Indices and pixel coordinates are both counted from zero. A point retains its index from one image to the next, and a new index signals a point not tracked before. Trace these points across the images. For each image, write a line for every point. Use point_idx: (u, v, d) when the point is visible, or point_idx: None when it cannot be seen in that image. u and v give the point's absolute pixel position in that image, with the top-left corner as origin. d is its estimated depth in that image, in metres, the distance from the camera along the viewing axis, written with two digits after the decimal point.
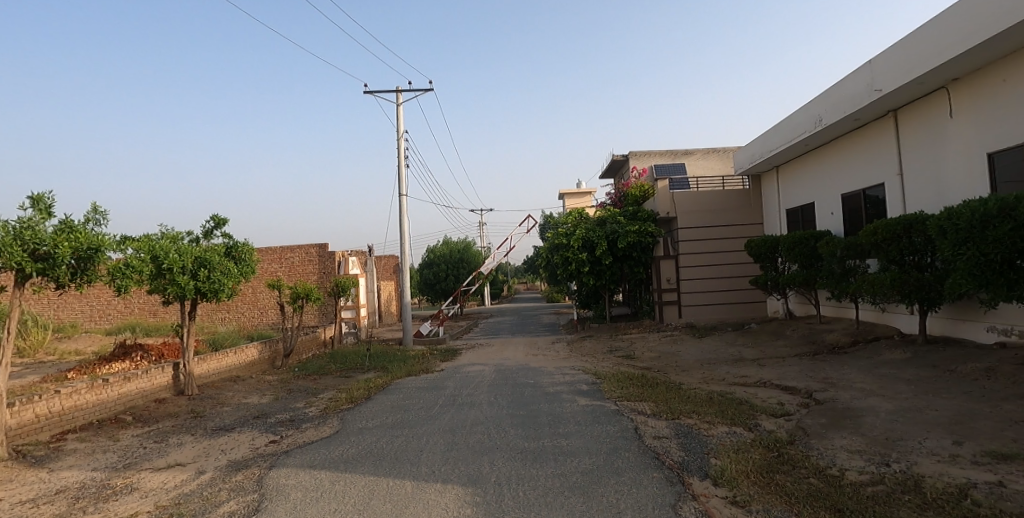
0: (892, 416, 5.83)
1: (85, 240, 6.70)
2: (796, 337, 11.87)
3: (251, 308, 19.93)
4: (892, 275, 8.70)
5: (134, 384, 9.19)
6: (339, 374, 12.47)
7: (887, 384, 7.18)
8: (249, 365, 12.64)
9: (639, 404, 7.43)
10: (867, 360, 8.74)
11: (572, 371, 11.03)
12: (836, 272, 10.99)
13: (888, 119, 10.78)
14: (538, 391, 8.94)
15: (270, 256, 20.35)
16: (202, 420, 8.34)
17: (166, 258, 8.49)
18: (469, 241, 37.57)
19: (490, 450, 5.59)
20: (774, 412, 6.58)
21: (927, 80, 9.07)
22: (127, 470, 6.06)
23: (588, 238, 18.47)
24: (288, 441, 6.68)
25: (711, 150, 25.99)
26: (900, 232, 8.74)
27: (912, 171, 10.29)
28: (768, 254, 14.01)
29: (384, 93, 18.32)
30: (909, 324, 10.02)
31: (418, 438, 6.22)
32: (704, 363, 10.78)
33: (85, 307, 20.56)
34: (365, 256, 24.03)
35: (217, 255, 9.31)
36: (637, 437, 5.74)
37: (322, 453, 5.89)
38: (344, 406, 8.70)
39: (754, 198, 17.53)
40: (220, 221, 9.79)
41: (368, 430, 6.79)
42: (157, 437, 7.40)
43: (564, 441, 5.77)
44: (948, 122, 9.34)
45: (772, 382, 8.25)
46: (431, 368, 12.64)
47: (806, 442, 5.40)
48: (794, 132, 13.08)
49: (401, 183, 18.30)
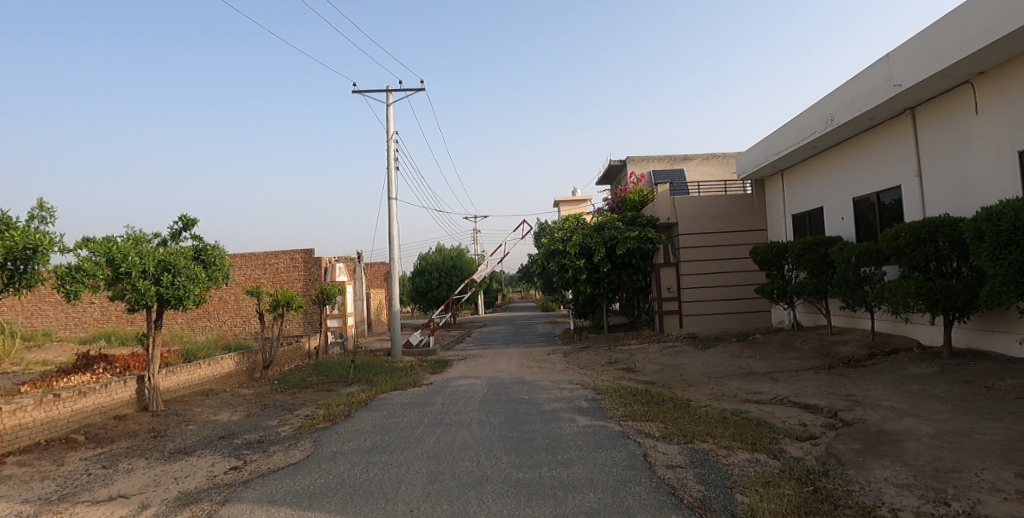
0: (936, 442, 5.12)
1: (20, 239, 5.89)
2: (807, 350, 11.19)
3: (234, 316, 19.11)
4: (915, 282, 8.04)
5: (92, 399, 8.38)
6: (320, 387, 11.67)
7: (919, 402, 6.50)
8: (224, 378, 11.81)
9: (645, 425, 6.70)
10: (890, 375, 8.08)
11: (571, 386, 10.27)
12: (851, 279, 10.28)
13: (905, 118, 10.20)
14: (533, 408, 8.22)
15: (254, 261, 19.55)
16: (163, 440, 7.53)
17: (125, 260, 7.73)
18: (462, 248, 36.86)
19: (480, 482, 4.86)
20: (798, 435, 5.87)
21: (950, 74, 8.46)
22: (61, 502, 5.25)
23: (585, 244, 17.77)
24: (251, 468, 5.90)
25: (710, 156, 25.50)
26: (924, 237, 8.09)
27: (932, 173, 9.68)
28: (775, 261, 13.36)
29: (373, 92, 17.67)
30: (929, 336, 9.40)
31: (399, 466, 5.47)
32: (711, 377, 10.06)
33: (59, 315, 19.71)
34: (354, 263, 23.24)
35: (185, 259, 8.50)
36: (647, 467, 5.02)
37: (288, 484, 5.13)
38: (321, 424, 7.92)
39: (757, 203, 16.91)
40: (189, 221, 9.06)
41: (343, 455, 6.04)
42: (106, 462, 6.58)
43: (564, 470, 5.04)
44: (972, 120, 8.74)
45: (789, 399, 7.55)
46: (420, 382, 11.85)
47: (842, 473, 4.68)
48: (802, 134, 12.51)
49: (390, 186, 17.67)
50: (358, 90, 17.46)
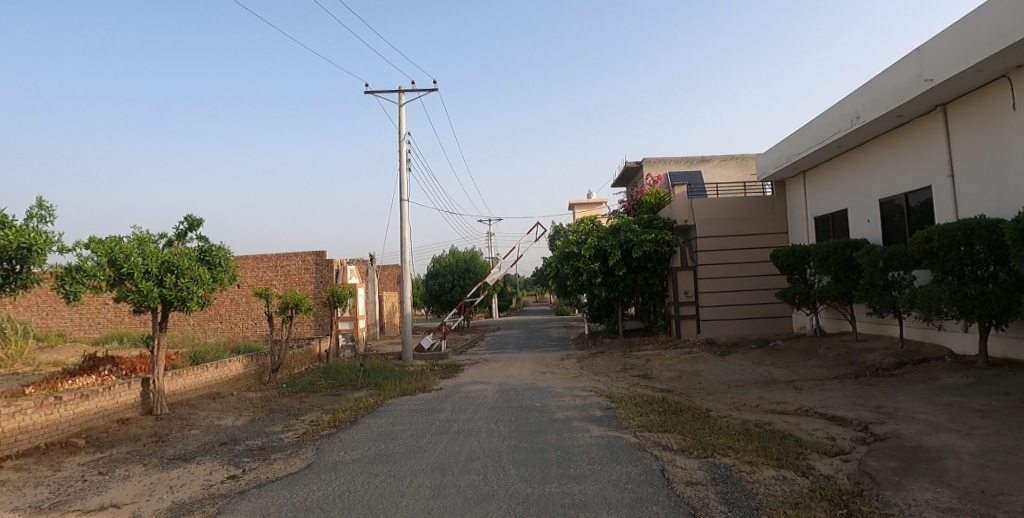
0: (980, 460, 4.66)
1: (15, 237, 5.73)
2: (831, 357, 10.73)
3: (245, 318, 19.06)
4: (948, 286, 7.58)
5: (94, 402, 8.23)
6: (328, 392, 11.48)
7: (957, 415, 6.03)
8: (232, 381, 11.69)
9: (662, 436, 6.36)
10: (922, 386, 7.61)
11: (584, 393, 9.93)
12: (878, 283, 9.80)
13: (936, 115, 9.72)
14: (544, 417, 7.91)
15: (265, 263, 19.48)
16: (163, 446, 7.35)
17: (127, 261, 7.59)
18: (475, 250, 36.68)
19: (485, 498, 4.55)
20: (827, 450, 5.47)
21: (986, 67, 7.98)
22: (50, 511, 5.04)
23: (600, 247, 17.41)
24: (248, 477, 5.66)
25: (729, 158, 25.05)
26: (959, 238, 7.64)
27: (965, 172, 9.19)
28: (796, 265, 12.89)
29: (386, 93, 17.59)
30: (961, 344, 8.91)
31: (401, 478, 5.19)
32: (731, 385, 9.65)
33: (74, 316, 19.87)
34: (366, 266, 23.15)
35: (189, 259, 8.34)
36: (665, 484, 4.68)
37: (283, 496, 4.88)
38: (325, 431, 7.67)
39: (778, 205, 16.43)
40: (194, 222, 8.91)
41: (344, 465, 5.78)
42: (103, 468, 6.40)
43: (576, 486, 4.72)
44: (1010, 116, 8.23)
45: (815, 410, 7.13)
46: (429, 387, 11.60)
47: (878, 494, 4.29)
48: (826, 133, 12.05)
49: (402, 188, 17.52)
50: (370, 91, 17.38)
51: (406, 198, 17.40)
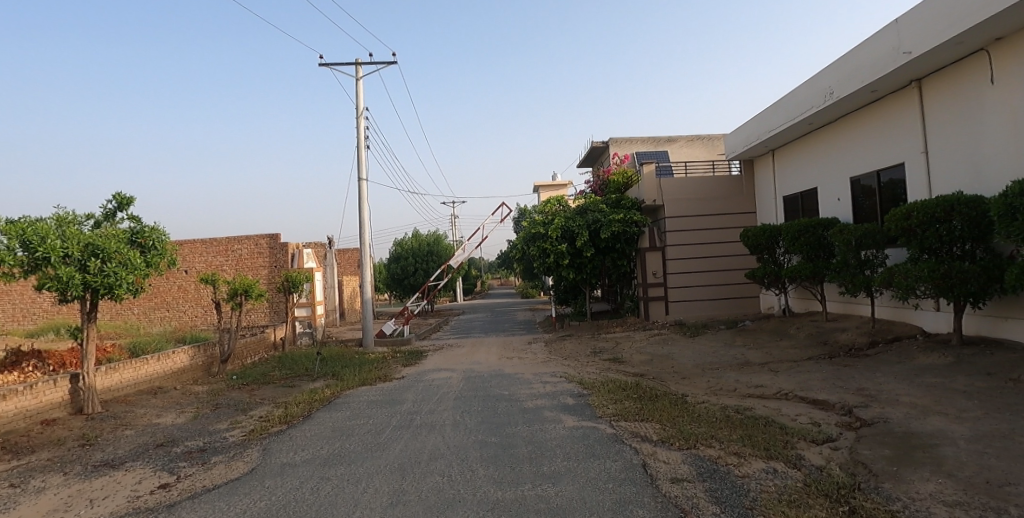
0: (978, 447, 4.41)
1: None
2: (802, 337, 10.63)
3: (194, 306, 17.96)
4: (928, 264, 7.40)
5: (13, 403, 7.34)
6: (283, 383, 10.75)
7: (942, 398, 5.84)
8: (176, 374, 10.82)
9: (641, 426, 5.97)
10: (900, 366, 7.46)
11: (554, 379, 9.52)
12: (851, 263, 9.62)
13: (911, 90, 9.55)
14: (513, 407, 7.45)
15: (215, 248, 18.35)
16: (90, 450, 6.56)
17: (43, 243, 6.71)
18: (439, 233, 35.86)
19: (451, 505, 4.06)
20: (815, 438, 5.17)
21: (966, 39, 7.73)
22: None
23: (567, 228, 16.94)
24: (183, 486, 5.01)
25: (694, 138, 24.95)
26: (938, 215, 7.45)
27: (939, 149, 9.07)
28: (766, 245, 12.73)
29: (342, 66, 16.57)
30: (933, 323, 8.87)
31: (356, 483, 4.64)
32: (705, 369, 9.39)
33: (6, 306, 18.48)
34: (324, 249, 22.15)
35: (118, 242, 7.46)
36: (649, 483, 4.26)
37: (218, 510, 4.25)
38: (275, 428, 7.01)
39: (746, 185, 16.29)
40: (125, 201, 8.02)
41: (293, 469, 5.18)
42: (16, 479, 5.62)
43: (551, 488, 4.27)
44: (988, 90, 8.08)
45: (795, 394, 6.89)
46: (391, 376, 10.99)
47: (876, 487, 3.98)
48: (798, 109, 11.83)
49: (360, 166, 16.63)
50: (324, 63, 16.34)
51: (365, 177, 16.56)
